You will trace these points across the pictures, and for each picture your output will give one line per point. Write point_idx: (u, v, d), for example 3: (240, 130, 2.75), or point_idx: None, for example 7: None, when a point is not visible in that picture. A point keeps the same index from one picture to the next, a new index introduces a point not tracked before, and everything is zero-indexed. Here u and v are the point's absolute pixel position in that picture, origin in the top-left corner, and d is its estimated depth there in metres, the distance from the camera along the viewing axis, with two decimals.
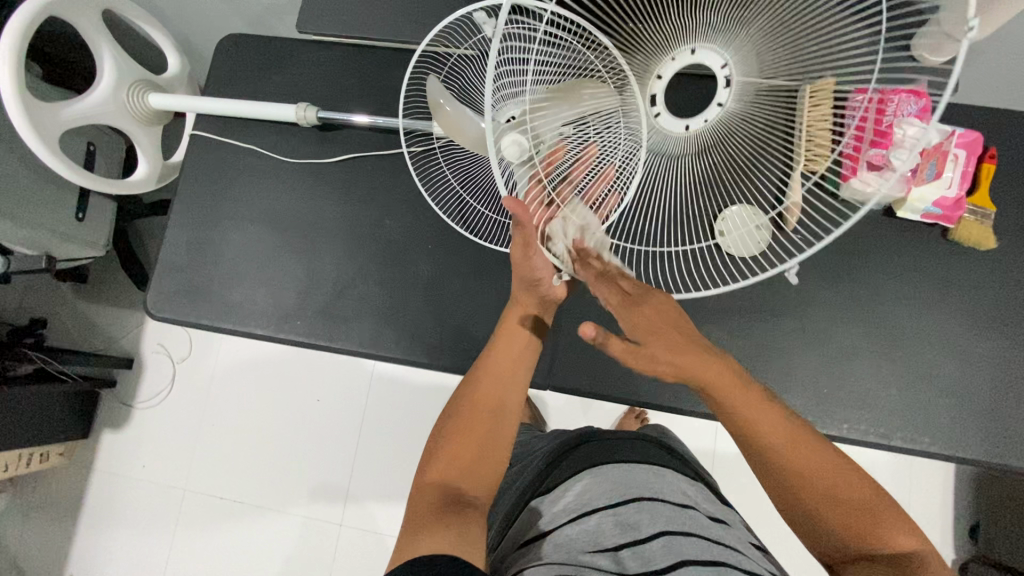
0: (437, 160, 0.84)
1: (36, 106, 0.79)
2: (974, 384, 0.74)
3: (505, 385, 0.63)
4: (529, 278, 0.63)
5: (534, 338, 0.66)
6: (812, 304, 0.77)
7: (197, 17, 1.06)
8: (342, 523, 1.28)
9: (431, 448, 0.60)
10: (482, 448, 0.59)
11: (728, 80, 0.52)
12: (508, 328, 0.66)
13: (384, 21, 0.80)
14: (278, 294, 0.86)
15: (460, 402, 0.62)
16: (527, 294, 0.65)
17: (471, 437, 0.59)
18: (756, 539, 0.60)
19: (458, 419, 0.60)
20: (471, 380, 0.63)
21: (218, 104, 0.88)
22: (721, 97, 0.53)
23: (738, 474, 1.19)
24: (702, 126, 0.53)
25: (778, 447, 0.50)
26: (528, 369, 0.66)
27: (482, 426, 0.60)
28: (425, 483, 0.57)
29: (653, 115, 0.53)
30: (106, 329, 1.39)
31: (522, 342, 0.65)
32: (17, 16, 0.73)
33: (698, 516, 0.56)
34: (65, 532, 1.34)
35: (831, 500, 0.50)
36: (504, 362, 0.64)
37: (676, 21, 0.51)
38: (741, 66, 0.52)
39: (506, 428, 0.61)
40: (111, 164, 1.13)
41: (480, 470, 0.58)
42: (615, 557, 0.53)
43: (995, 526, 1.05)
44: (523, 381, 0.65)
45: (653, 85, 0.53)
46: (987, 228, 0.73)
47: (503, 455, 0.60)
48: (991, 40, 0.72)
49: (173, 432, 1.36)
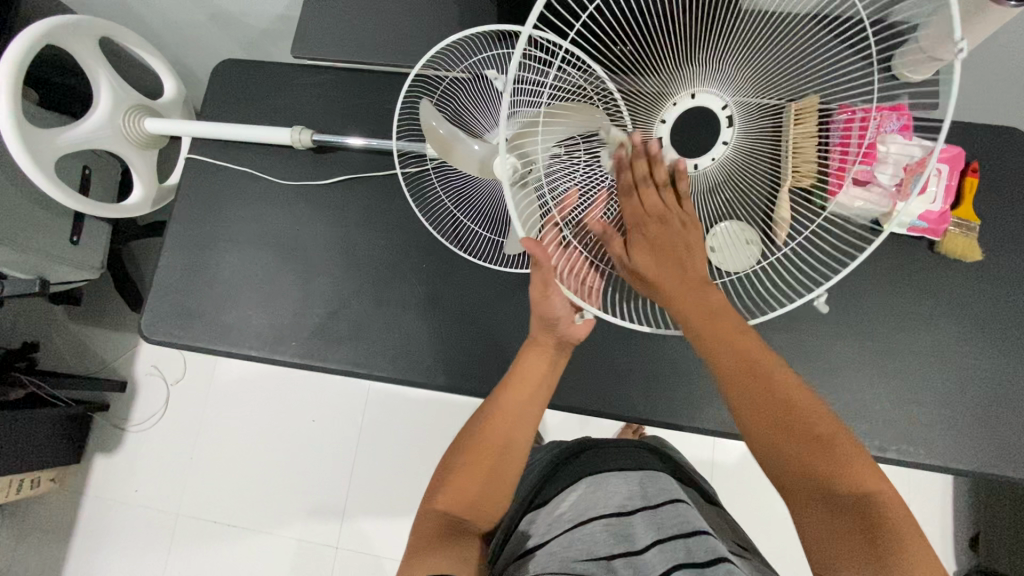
0: (431, 180, 0.85)
1: (32, 133, 0.79)
2: (967, 394, 0.74)
3: (517, 419, 0.61)
4: (546, 317, 0.62)
5: (550, 374, 0.65)
6: (805, 317, 0.77)
7: (194, 42, 1.07)
8: (339, 545, 1.26)
9: (436, 475, 0.60)
10: (489, 479, 0.58)
11: (730, 120, 0.54)
12: (524, 364, 0.64)
13: (378, 45, 0.82)
14: (274, 316, 0.86)
15: (469, 433, 0.62)
16: (542, 332, 0.64)
17: (480, 470, 0.58)
18: (746, 544, 0.60)
19: (465, 451, 0.60)
20: (483, 412, 0.62)
21: (214, 128, 0.89)
22: (725, 136, 0.54)
23: (736, 485, 1.19)
24: (709, 164, 0.56)
25: (755, 398, 0.50)
26: (542, 406, 0.64)
27: (490, 460, 0.59)
28: (429, 510, 0.57)
29: (660, 155, 0.56)
30: (99, 352, 1.38)
31: (540, 376, 0.64)
32: (15, 45, 0.74)
33: (692, 511, 0.56)
34: (55, 560, 1.31)
35: (791, 430, 0.49)
36: (519, 398, 0.62)
37: (678, 64, 0.53)
38: (740, 106, 0.54)
39: (514, 460, 0.60)
40: (107, 189, 1.13)
41: (485, 501, 0.58)
42: (608, 565, 0.52)
43: (995, 533, 1.05)
44: (534, 416, 0.63)
45: (658, 129, 0.55)
46: (972, 240, 0.74)
47: (507, 486, 0.59)
48: (971, 58, 0.75)
49: (166, 454, 1.34)
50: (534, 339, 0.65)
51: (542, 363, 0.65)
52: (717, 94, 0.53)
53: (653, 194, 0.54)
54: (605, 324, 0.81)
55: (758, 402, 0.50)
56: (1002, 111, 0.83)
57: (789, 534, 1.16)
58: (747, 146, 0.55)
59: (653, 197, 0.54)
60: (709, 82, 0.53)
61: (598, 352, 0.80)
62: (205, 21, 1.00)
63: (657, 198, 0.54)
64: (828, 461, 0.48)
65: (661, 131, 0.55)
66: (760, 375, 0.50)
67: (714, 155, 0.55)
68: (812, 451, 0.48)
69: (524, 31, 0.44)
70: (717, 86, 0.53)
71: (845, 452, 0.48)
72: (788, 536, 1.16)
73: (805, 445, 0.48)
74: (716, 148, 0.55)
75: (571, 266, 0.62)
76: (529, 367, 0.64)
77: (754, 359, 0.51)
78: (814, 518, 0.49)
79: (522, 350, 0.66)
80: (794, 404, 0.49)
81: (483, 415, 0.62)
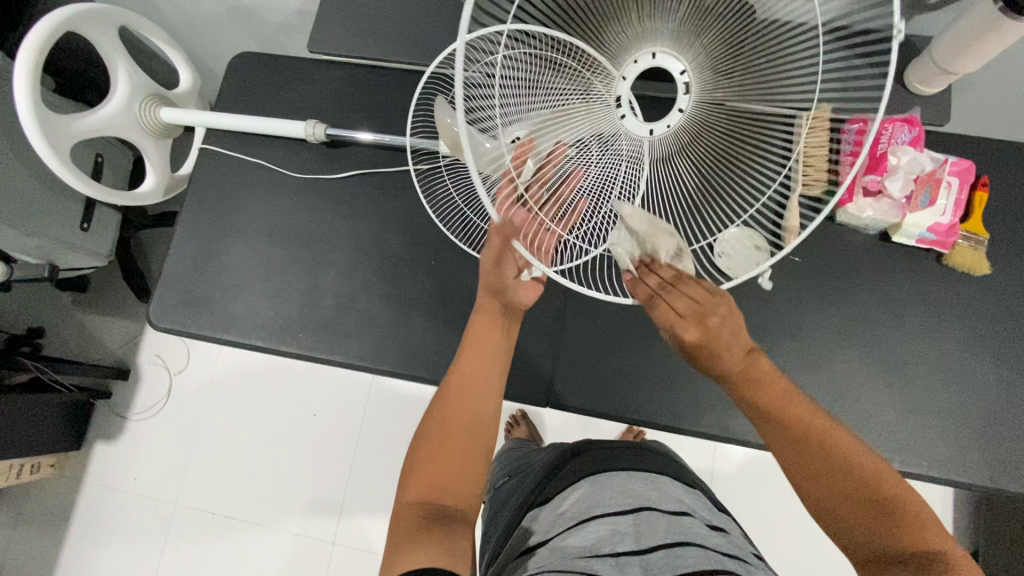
0: (442, 177, 0.86)
1: (50, 118, 0.80)
2: (972, 408, 0.74)
3: (478, 392, 0.62)
4: (496, 282, 0.64)
5: (503, 342, 0.66)
6: (812, 325, 0.77)
7: (211, 34, 1.08)
8: (335, 541, 1.26)
9: (409, 463, 0.59)
10: (461, 458, 0.58)
11: (687, 87, 0.53)
12: (477, 335, 0.66)
13: (394, 42, 0.82)
14: (281, 307, 0.86)
15: (434, 413, 0.61)
16: (486, 298, 0.66)
17: (441, 452, 0.58)
18: (752, 544, 0.59)
19: (433, 430, 0.60)
20: (445, 390, 0.63)
21: (228, 119, 0.89)
22: (682, 103, 0.54)
23: (736, 493, 1.19)
24: (664, 131, 0.55)
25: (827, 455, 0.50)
26: (500, 376, 0.65)
27: (459, 437, 0.59)
28: (403, 502, 0.55)
29: (618, 115, 0.55)
30: (103, 339, 1.39)
31: (493, 343, 0.65)
32: (37, 29, 0.74)
33: (695, 524, 0.55)
34: (50, 546, 1.31)
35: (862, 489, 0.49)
36: (473, 372, 0.63)
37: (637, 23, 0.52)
38: (699, 72, 0.53)
39: (483, 436, 0.60)
40: (118, 176, 1.14)
41: (460, 482, 0.57)
42: (614, 561, 0.51)
43: (994, 551, 1.06)
44: (493, 391, 0.63)
45: (618, 86, 0.54)
46: (981, 254, 0.74)
47: (482, 468, 0.59)
48: (984, 74, 0.75)
49: (166, 442, 1.34)
50: (481, 311, 0.67)
51: (495, 334, 0.66)
52: (676, 58, 0.52)
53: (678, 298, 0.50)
54: (611, 325, 0.81)
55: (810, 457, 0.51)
56: (1012, 126, 0.83)
57: (786, 544, 1.16)
58: (702, 116, 0.55)
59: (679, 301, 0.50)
60: (666, 48, 0.52)
61: (603, 352, 0.81)
62: (224, 15, 1.01)
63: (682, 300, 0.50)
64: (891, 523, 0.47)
65: (621, 90, 0.54)
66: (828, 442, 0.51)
67: (670, 123, 0.54)
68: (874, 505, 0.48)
69: (461, 18, 0.40)
70: (678, 50, 0.52)
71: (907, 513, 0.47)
72: (786, 546, 1.16)
73: (860, 501, 0.49)
74: (673, 115, 0.54)
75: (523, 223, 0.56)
76: (482, 339, 0.65)
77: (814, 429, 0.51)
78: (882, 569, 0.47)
79: (473, 323, 0.67)
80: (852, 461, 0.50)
81: (448, 389, 0.63)
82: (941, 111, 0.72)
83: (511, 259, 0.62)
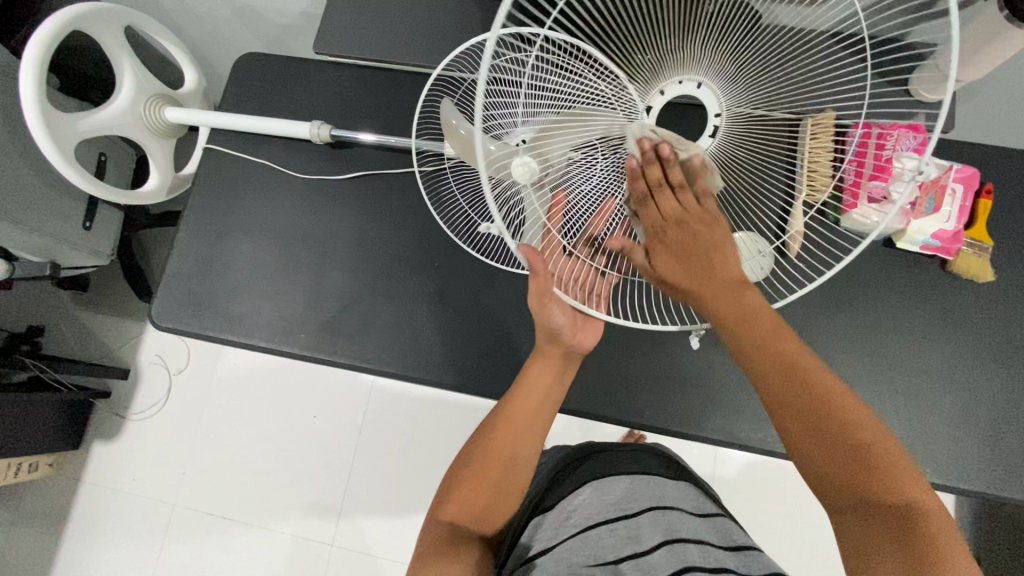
0: (448, 180, 0.86)
1: (55, 117, 0.80)
2: (977, 415, 0.74)
3: (523, 431, 0.62)
4: (550, 330, 0.63)
5: (556, 386, 0.65)
6: (816, 331, 0.77)
7: (217, 35, 1.08)
8: (334, 543, 1.26)
9: (444, 485, 0.61)
10: (495, 494, 0.60)
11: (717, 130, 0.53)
12: (532, 373, 0.65)
13: (400, 44, 0.82)
14: (284, 308, 0.86)
15: (476, 445, 0.62)
16: (546, 342, 0.64)
17: (486, 483, 0.60)
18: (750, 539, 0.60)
19: (471, 461, 0.61)
20: (490, 422, 0.63)
21: (233, 120, 0.90)
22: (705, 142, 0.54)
23: (737, 497, 1.19)
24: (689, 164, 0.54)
25: (806, 402, 0.48)
26: (548, 419, 0.65)
27: (495, 474, 0.60)
28: (435, 521, 0.58)
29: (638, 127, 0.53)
30: (104, 338, 1.39)
31: (546, 383, 0.64)
32: (43, 27, 0.74)
33: (693, 519, 0.56)
34: (47, 546, 1.31)
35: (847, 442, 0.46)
36: (523, 414, 0.63)
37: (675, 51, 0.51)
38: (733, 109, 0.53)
39: (519, 473, 0.61)
40: (121, 176, 1.14)
41: (489, 515, 0.59)
42: (615, 567, 0.52)
43: (994, 558, 1.06)
44: (539, 433, 0.63)
45: (654, 99, 0.52)
46: (985, 261, 0.74)
47: (511, 503, 0.61)
48: (989, 82, 0.75)
49: (166, 443, 1.34)
50: (539, 350, 0.66)
51: (548, 373, 0.65)
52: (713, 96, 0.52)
53: (668, 200, 0.51)
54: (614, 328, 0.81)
55: (801, 409, 0.48)
56: (1016, 133, 0.84)
57: (786, 548, 1.16)
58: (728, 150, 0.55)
59: (670, 201, 0.51)
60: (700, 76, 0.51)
61: (607, 356, 0.80)
62: (229, 15, 1.01)
63: (673, 202, 0.51)
64: (877, 484, 0.45)
65: (655, 103, 0.53)
66: (818, 388, 0.48)
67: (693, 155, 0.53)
68: (862, 464, 0.45)
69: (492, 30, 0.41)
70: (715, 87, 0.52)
71: (895, 475, 0.45)
72: (786, 551, 1.16)
73: (849, 454, 0.46)
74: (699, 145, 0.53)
75: (571, 272, 0.60)
76: (534, 376, 0.64)
77: (804, 370, 0.49)
78: (861, 536, 0.45)
79: (529, 361, 0.66)
80: (840, 413, 0.47)
81: (493, 424, 0.63)
82: (945, 119, 0.73)
83: (562, 306, 0.61)
